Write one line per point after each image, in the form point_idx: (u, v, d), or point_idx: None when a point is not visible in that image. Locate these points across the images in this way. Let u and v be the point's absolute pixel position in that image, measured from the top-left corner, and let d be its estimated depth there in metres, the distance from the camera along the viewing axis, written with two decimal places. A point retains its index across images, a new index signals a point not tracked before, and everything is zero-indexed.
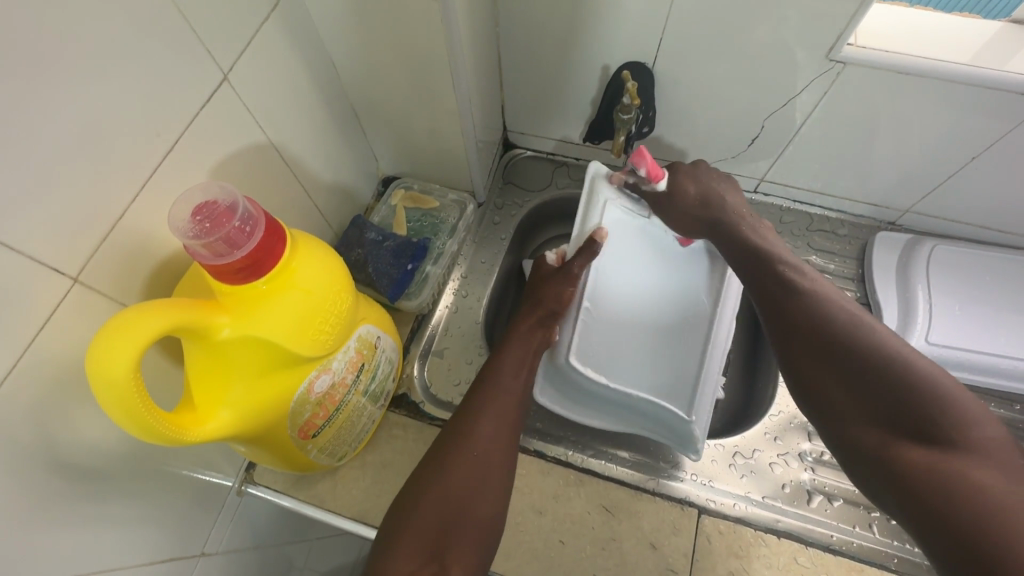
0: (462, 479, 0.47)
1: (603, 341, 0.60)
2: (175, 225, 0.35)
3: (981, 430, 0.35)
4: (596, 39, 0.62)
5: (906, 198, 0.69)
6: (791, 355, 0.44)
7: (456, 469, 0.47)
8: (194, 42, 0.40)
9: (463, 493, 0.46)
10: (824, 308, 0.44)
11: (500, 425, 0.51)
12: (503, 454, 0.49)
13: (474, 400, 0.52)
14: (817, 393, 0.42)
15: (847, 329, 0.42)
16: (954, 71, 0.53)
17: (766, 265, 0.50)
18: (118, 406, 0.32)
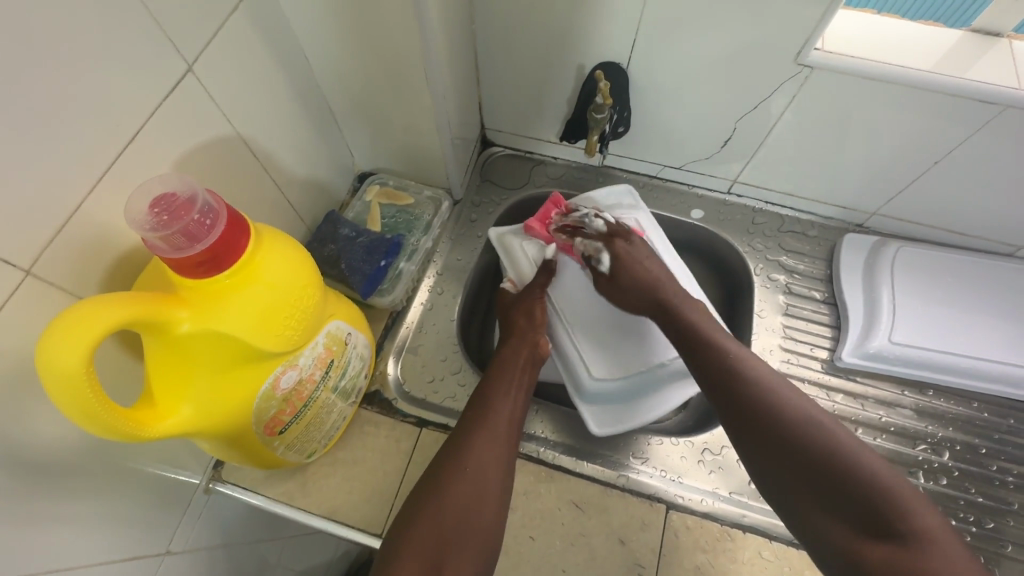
0: (454, 511, 0.47)
1: (616, 347, 0.65)
2: (133, 217, 0.34)
3: (924, 521, 0.40)
4: (571, 38, 0.63)
5: (872, 201, 0.71)
6: (747, 446, 0.49)
7: (448, 499, 0.48)
8: (156, 31, 0.39)
9: (456, 524, 0.47)
10: (771, 398, 0.49)
11: (490, 453, 0.51)
12: (496, 477, 0.50)
13: (463, 427, 0.53)
14: (773, 482, 0.47)
15: (793, 424, 0.47)
16: (914, 77, 0.55)
17: (716, 347, 0.54)
18: (70, 400, 0.32)
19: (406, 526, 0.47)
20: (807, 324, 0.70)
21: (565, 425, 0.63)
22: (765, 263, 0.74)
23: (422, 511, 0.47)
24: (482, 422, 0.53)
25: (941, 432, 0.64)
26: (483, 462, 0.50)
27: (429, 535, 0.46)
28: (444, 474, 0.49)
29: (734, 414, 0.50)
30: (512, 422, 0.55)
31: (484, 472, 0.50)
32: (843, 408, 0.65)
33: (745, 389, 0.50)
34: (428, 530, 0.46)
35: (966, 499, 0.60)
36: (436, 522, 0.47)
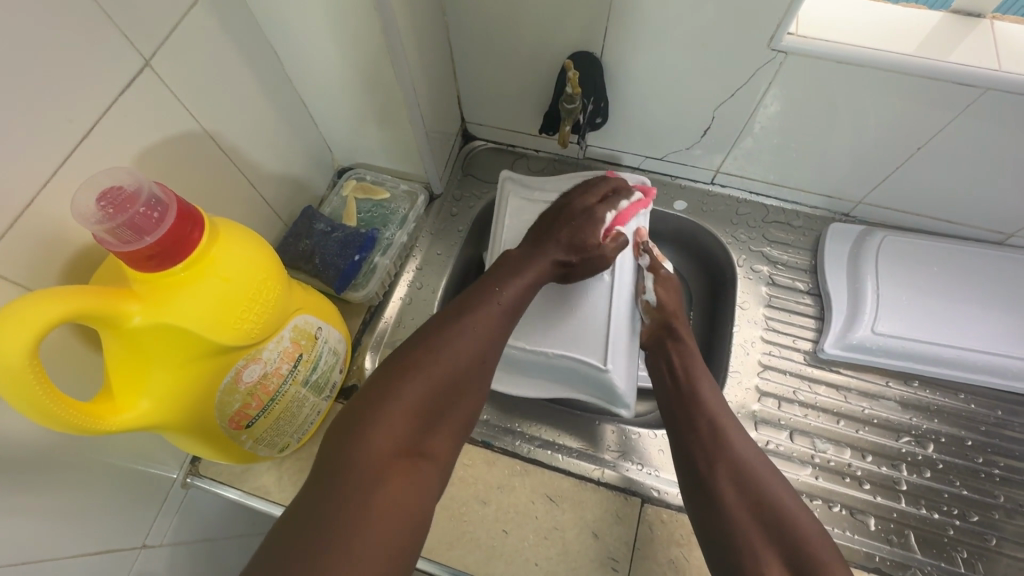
0: (450, 369, 0.47)
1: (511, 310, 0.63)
2: (78, 211, 0.34)
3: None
4: (544, 27, 0.62)
5: (857, 189, 0.70)
6: (693, 493, 0.51)
7: (446, 357, 0.47)
8: (109, 27, 0.39)
9: (450, 384, 0.47)
10: (727, 447, 0.51)
11: (494, 327, 0.51)
12: (492, 343, 0.50)
13: (477, 295, 0.53)
14: (713, 530, 0.48)
15: (742, 474, 0.50)
16: (891, 60, 0.53)
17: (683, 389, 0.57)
18: (15, 393, 0.32)
19: (399, 380, 0.45)
20: (791, 315, 0.69)
21: (541, 419, 0.63)
22: (748, 254, 0.73)
23: (415, 368, 0.46)
24: (487, 302, 0.52)
25: (926, 424, 0.63)
26: (483, 332, 0.50)
27: (424, 392, 0.45)
28: (446, 339, 0.48)
29: (688, 451, 0.53)
30: (517, 307, 0.54)
31: (480, 349, 0.49)
32: (826, 400, 0.64)
33: (702, 437, 0.53)
34: (422, 388, 0.45)
35: (949, 492, 0.59)
36: (432, 381, 0.46)
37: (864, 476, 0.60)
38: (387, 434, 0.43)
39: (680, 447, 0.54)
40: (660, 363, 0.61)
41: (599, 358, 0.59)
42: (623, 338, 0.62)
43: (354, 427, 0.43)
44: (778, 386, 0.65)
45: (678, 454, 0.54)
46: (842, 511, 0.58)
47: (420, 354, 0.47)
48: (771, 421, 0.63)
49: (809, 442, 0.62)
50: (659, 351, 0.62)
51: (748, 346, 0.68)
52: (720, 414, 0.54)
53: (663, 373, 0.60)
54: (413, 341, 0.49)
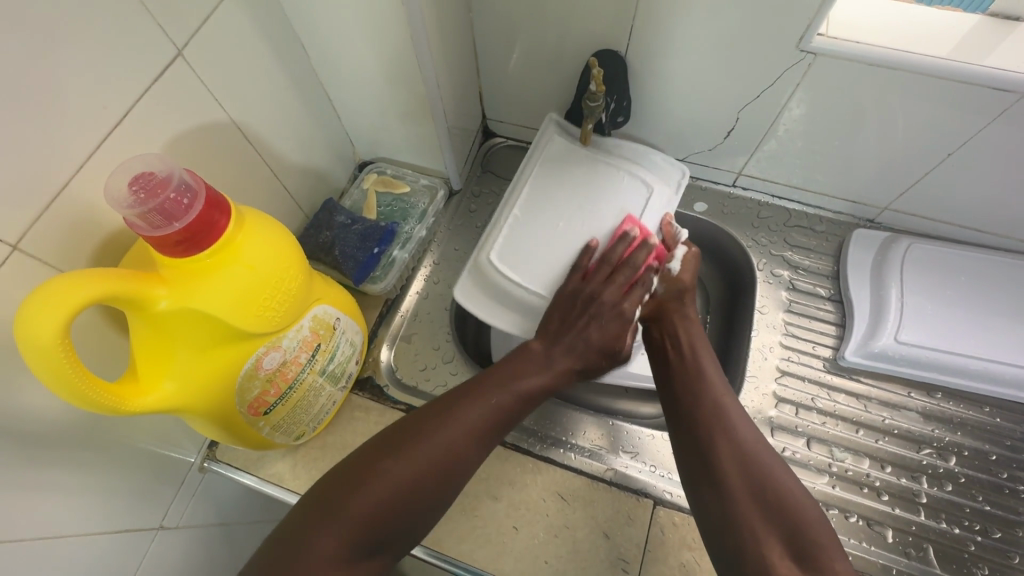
0: (411, 480, 0.46)
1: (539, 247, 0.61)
2: (111, 195, 0.35)
3: (840, 563, 0.43)
4: (569, 25, 0.62)
5: (883, 195, 0.68)
6: (688, 462, 0.51)
7: (409, 469, 0.46)
8: (143, 17, 0.40)
9: (410, 495, 0.46)
10: (726, 419, 0.51)
11: (473, 434, 0.50)
12: (471, 448, 0.49)
13: (461, 399, 0.52)
14: (707, 499, 0.48)
15: (740, 447, 0.49)
16: (924, 63, 0.52)
17: (683, 369, 0.56)
18: (47, 371, 0.33)
19: (355, 487, 0.45)
20: (811, 321, 0.68)
21: (554, 417, 0.63)
22: (769, 258, 0.72)
23: (369, 481, 0.45)
24: (477, 408, 0.51)
25: (948, 437, 0.61)
26: (458, 439, 0.49)
27: (378, 504, 0.45)
28: (408, 451, 0.47)
29: (689, 430, 0.52)
30: (507, 416, 0.53)
31: (452, 463, 0.48)
32: (845, 409, 0.63)
33: (700, 406, 0.53)
34: (372, 504, 0.45)
35: (971, 507, 0.58)
36: (382, 498, 0.45)
37: (882, 487, 0.59)
38: (324, 550, 0.42)
39: (677, 417, 0.54)
40: (667, 340, 0.59)
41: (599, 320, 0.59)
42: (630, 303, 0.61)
43: (302, 534, 0.43)
44: (796, 392, 0.64)
45: (674, 423, 0.54)
46: (859, 522, 0.57)
47: (375, 469, 0.46)
48: (788, 427, 0.62)
49: (827, 450, 0.61)
50: (665, 325, 0.60)
51: (766, 351, 0.67)
52: (720, 390, 0.54)
53: (667, 345, 0.59)
54: (384, 443, 0.48)
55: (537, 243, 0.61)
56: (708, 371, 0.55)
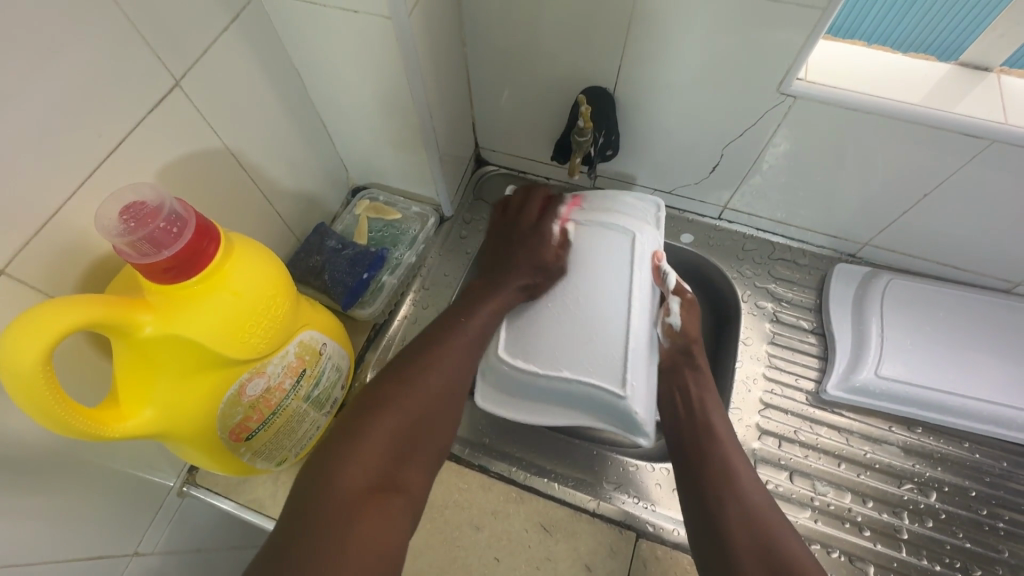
0: (420, 401, 0.50)
1: (545, 335, 0.59)
2: (101, 224, 0.35)
3: None
4: (559, 61, 0.64)
5: (864, 231, 0.70)
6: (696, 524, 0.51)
7: (417, 387, 0.51)
8: (143, 48, 0.41)
9: (420, 414, 0.50)
10: (736, 482, 0.51)
11: (459, 359, 0.55)
12: (458, 369, 0.54)
13: (446, 328, 0.57)
14: (714, 562, 0.48)
15: (747, 509, 0.49)
16: (897, 109, 0.54)
17: (692, 422, 0.57)
18: (26, 398, 0.33)
19: (373, 412, 0.48)
20: (794, 354, 0.69)
21: (539, 445, 0.62)
22: (753, 290, 0.73)
23: (389, 401, 0.49)
24: (458, 336, 0.56)
25: (929, 472, 0.62)
26: (448, 359, 0.54)
27: (397, 421, 0.48)
28: (413, 377, 0.52)
29: (695, 483, 0.52)
30: (480, 337, 0.58)
31: (447, 383, 0.53)
32: (827, 442, 0.64)
33: (708, 463, 0.53)
34: (393, 424, 0.48)
35: (952, 543, 0.58)
36: (400, 417, 0.49)
37: (864, 523, 0.59)
38: (358, 471, 0.44)
39: (685, 470, 0.54)
40: (675, 392, 0.60)
41: (616, 384, 0.56)
42: (643, 354, 0.58)
43: (330, 458, 0.45)
44: (779, 424, 0.65)
45: (683, 481, 0.54)
46: (840, 557, 0.57)
47: (389, 395, 0.50)
48: (771, 460, 0.63)
49: (809, 484, 0.61)
50: (674, 377, 0.60)
51: (750, 383, 0.67)
52: (730, 446, 0.54)
53: (675, 403, 0.59)
54: (390, 372, 0.52)
55: (540, 324, 0.60)
56: (717, 424, 0.56)
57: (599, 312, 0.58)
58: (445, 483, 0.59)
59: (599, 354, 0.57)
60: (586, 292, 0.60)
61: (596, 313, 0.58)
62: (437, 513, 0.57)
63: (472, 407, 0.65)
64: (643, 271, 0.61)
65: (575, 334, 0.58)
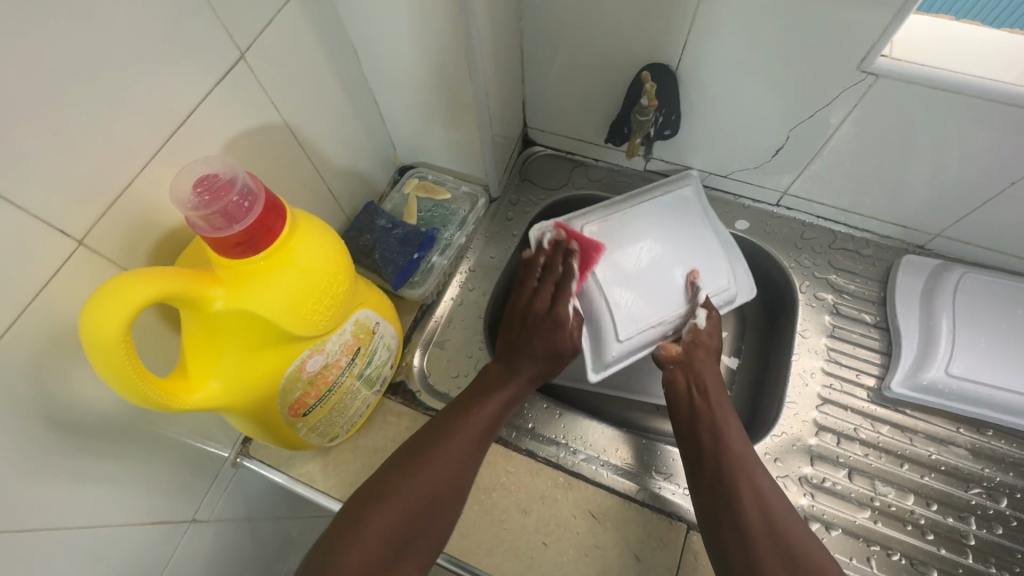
0: (420, 495, 0.46)
1: (610, 244, 0.62)
2: (176, 196, 0.35)
3: None
4: (619, 37, 0.61)
5: (937, 222, 0.66)
6: (705, 508, 0.49)
7: (417, 480, 0.47)
8: (211, 19, 0.40)
9: (423, 506, 0.46)
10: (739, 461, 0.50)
11: (464, 449, 0.50)
12: (465, 459, 0.50)
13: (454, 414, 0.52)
14: (727, 548, 0.46)
15: (763, 499, 0.48)
16: (992, 88, 0.50)
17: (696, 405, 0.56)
18: (106, 366, 0.33)
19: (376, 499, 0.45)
20: (855, 348, 0.66)
21: (588, 433, 0.62)
22: (812, 281, 0.70)
23: (391, 491, 0.46)
24: (465, 425, 0.51)
25: (999, 477, 0.59)
26: (453, 448, 0.49)
27: (396, 515, 0.45)
28: (417, 466, 0.48)
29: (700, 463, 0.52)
30: (492, 427, 0.53)
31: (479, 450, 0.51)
32: (888, 442, 0.61)
33: (717, 452, 0.51)
34: (392, 514, 0.45)
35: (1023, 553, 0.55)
36: (422, 488, 0.47)
37: (927, 526, 0.56)
38: (350, 563, 0.42)
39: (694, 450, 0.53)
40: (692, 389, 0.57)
41: (619, 332, 0.59)
42: (655, 338, 0.60)
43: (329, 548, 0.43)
44: (838, 421, 0.62)
45: (693, 474, 0.52)
46: (901, 560, 0.55)
47: (390, 484, 0.46)
48: (828, 457, 0.60)
49: (869, 483, 0.59)
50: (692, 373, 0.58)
51: (807, 377, 0.65)
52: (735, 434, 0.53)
53: (679, 395, 0.58)
54: (394, 462, 0.49)
55: (608, 239, 0.62)
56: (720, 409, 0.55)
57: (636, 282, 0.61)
58: (492, 466, 0.59)
59: (627, 302, 0.60)
60: (643, 249, 0.62)
61: (633, 279, 0.61)
62: (485, 494, 0.57)
63: None
64: (691, 273, 0.62)
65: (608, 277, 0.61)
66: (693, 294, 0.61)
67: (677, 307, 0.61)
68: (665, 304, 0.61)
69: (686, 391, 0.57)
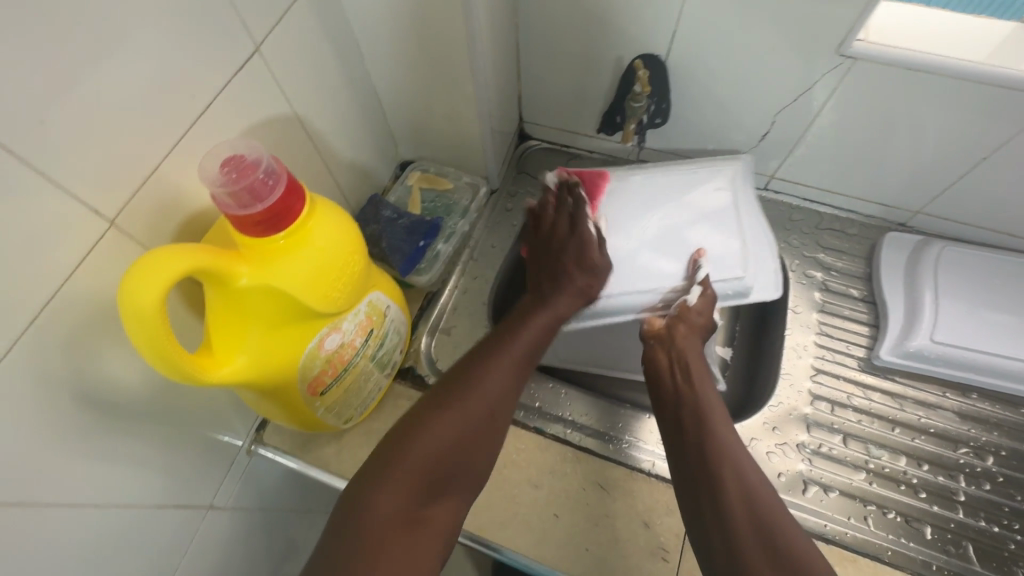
0: (455, 429, 0.48)
1: (633, 200, 0.63)
2: (204, 175, 0.37)
3: None
4: (611, 30, 0.64)
5: (917, 199, 0.70)
6: (691, 504, 0.49)
7: (450, 416, 0.49)
8: (229, 12, 0.42)
9: (459, 440, 0.48)
10: (721, 449, 0.50)
11: (502, 384, 0.52)
12: (501, 390, 0.52)
13: (486, 352, 0.54)
14: (714, 544, 0.46)
15: (747, 484, 0.48)
16: (962, 68, 0.54)
17: (679, 390, 0.55)
18: (143, 337, 0.35)
19: (409, 435, 0.47)
20: (844, 321, 0.69)
21: (592, 410, 0.64)
22: (801, 260, 0.73)
23: (423, 428, 0.48)
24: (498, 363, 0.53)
25: (985, 437, 0.62)
26: (488, 385, 0.51)
27: (430, 451, 0.46)
28: (450, 400, 0.50)
29: (685, 450, 0.51)
30: (528, 358, 0.55)
31: (499, 397, 0.51)
32: (880, 408, 0.64)
33: (703, 441, 0.51)
34: (427, 449, 0.46)
35: (1010, 506, 0.58)
36: (440, 440, 0.47)
37: (919, 485, 0.59)
38: (387, 505, 0.43)
39: (678, 435, 0.53)
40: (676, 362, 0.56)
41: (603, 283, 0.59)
42: (639, 303, 0.59)
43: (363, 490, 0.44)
44: (831, 390, 0.65)
45: (676, 459, 0.52)
46: (897, 518, 0.57)
47: (422, 420, 0.48)
48: (824, 424, 0.63)
49: (863, 447, 0.61)
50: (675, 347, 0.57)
51: (801, 350, 0.68)
52: (718, 420, 0.52)
53: (663, 372, 0.57)
54: (427, 401, 0.50)
55: (629, 194, 0.64)
56: (702, 395, 0.54)
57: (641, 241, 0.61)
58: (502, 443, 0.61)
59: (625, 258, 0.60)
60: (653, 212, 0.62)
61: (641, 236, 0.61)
62: (497, 471, 0.59)
63: None
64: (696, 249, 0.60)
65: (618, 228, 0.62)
66: (692, 270, 0.58)
67: (671, 279, 0.59)
68: (658, 271, 0.60)
69: (669, 371, 0.57)
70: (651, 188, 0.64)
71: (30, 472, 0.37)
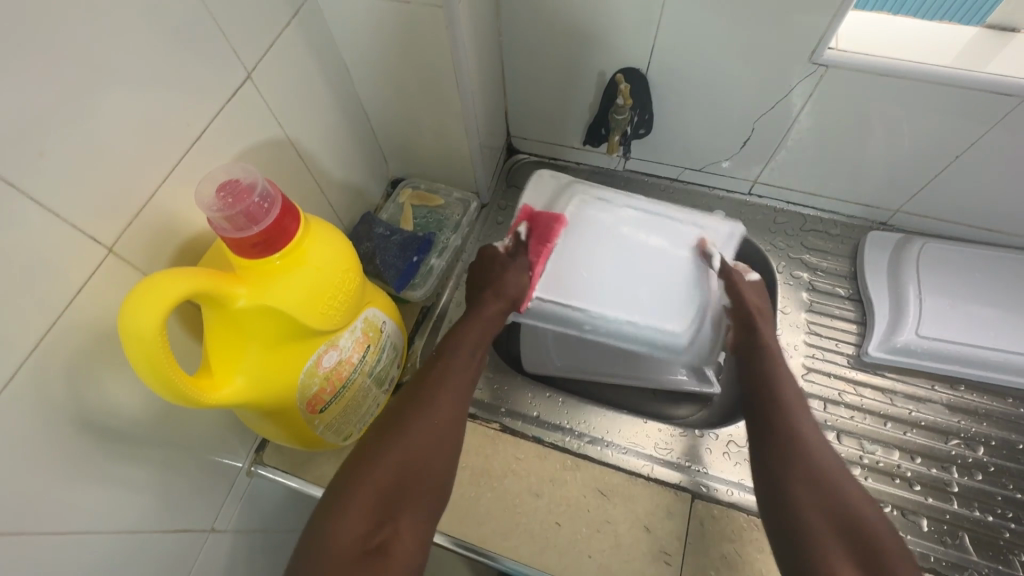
0: (413, 446, 0.47)
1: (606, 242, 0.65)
2: (201, 201, 0.38)
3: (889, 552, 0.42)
4: (592, 46, 0.66)
5: (896, 198, 0.72)
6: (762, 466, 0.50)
7: (408, 435, 0.48)
8: (221, 42, 0.44)
9: (417, 458, 0.47)
10: (787, 421, 0.52)
11: (455, 400, 0.52)
12: (452, 406, 0.52)
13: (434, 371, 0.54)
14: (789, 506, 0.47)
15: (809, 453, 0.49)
16: (929, 72, 0.56)
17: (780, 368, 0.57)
18: (145, 362, 0.35)
19: (366, 459, 0.45)
20: (832, 320, 0.70)
21: (591, 417, 0.65)
22: (788, 261, 0.75)
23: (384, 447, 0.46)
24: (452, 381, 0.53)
25: (975, 428, 0.63)
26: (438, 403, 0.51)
27: (389, 471, 0.45)
28: (405, 420, 0.49)
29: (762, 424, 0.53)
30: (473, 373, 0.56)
31: (452, 415, 0.51)
32: (872, 404, 0.65)
33: (791, 423, 0.52)
34: (387, 471, 0.45)
35: (1003, 495, 0.59)
36: (398, 461, 0.46)
37: (914, 478, 0.60)
38: (349, 533, 0.41)
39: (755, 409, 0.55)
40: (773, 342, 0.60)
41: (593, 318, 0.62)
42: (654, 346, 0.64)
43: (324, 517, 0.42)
44: (823, 388, 0.66)
45: (753, 430, 0.54)
46: (893, 512, 0.58)
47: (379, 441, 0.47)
48: (817, 422, 0.64)
49: (857, 443, 0.62)
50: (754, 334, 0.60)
51: (791, 350, 0.69)
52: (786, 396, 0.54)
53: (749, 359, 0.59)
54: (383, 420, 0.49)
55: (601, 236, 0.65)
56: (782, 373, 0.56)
57: (626, 284, 0.63)
58: (501, 454, 0.61)
59: (620, 296, 0.63)
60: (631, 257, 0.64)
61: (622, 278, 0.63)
62: (497, 482, 0.59)
63: (520, 384, 0.67)
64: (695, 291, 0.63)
65: (598, 274, 0.64)
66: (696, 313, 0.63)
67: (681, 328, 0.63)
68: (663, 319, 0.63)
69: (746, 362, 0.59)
70: (623, 229, 0.65)
71: (34, 501, 0.37)
